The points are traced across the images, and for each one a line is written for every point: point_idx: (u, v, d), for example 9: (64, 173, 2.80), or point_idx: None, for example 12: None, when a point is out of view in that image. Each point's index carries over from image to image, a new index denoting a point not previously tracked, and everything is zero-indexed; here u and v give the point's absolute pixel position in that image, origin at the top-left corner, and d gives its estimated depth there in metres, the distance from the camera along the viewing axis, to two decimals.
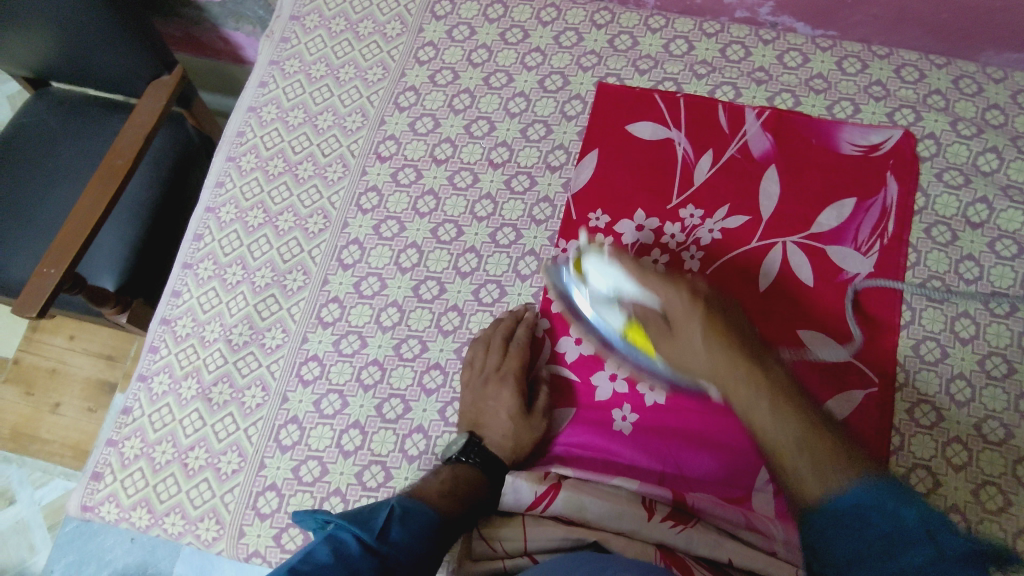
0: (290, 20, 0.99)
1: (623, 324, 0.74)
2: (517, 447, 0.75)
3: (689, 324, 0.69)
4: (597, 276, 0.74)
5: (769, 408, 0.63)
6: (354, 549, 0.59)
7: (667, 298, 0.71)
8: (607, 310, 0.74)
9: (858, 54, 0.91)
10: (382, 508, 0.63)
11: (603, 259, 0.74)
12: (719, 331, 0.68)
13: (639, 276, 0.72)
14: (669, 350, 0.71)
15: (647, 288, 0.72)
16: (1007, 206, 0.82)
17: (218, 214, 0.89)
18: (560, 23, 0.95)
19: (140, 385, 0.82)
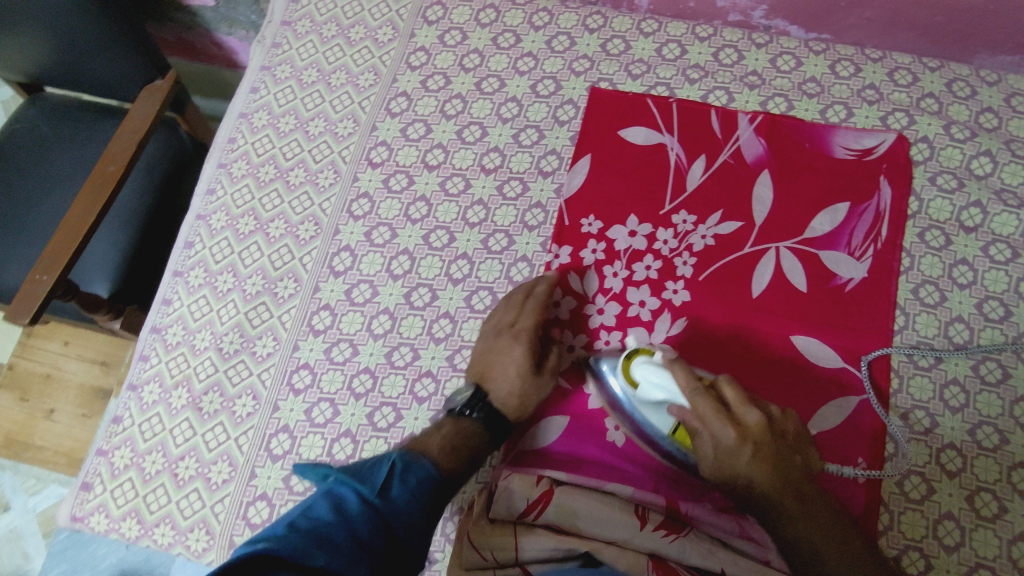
0: (281, 25, 0.98)
1: (671, 430, 0.69)
2: (521, 404, 0.74)
3: (741, 458, 0.65)
4: (647, 385, 0.68)
5: (816, 547, 0.63)
6: (355, 503, 0.61)
7: (719, 423, 0.66)
8: (655, 417, 0.69)
9: (851, 57, 0.91)
10: (384, 464, 0.65)
11: (655, 368, 0.68)
12: (771, 467, 0.65)
13: (692, 397, 0.66)
14: (717, 476, 0.68)
15: (701, 409, 0.66)
16: (1001, 210, 0.82)
17: (208, 222, 0.88)
18: (552, 28, 0.94)
19: (130, 395, 0.82)
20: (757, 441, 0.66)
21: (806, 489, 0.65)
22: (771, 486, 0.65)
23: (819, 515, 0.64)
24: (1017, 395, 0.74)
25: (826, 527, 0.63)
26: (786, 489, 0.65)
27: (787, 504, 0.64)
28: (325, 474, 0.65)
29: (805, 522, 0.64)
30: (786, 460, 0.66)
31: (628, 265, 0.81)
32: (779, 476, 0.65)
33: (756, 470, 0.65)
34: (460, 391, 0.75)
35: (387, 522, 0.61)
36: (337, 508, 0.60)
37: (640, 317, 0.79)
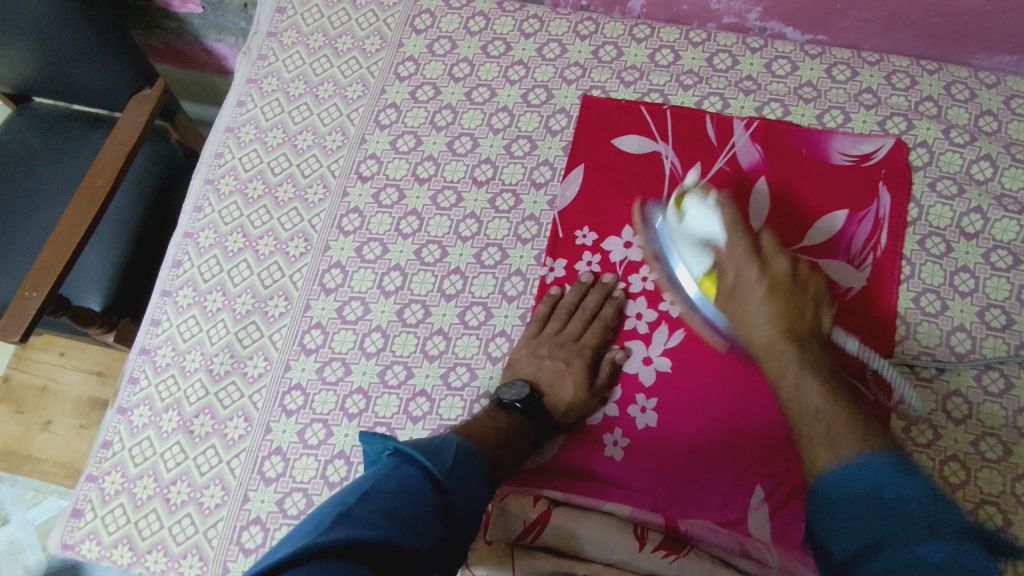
0: (267, 36, 0.97)
1: (701, 272, 0.73)
2: (569, 415, 0.74)
3: (756, 285, 0.69)
4: (693, 216, 0.74)
5: (793, 378, 0.64)
6: (422, 483, 0.56)
7: (745, 253, 0.71)
8: (690, 254, 0.74)
9: (847, 60, 0.89)
10: (447, 448, 0.61)
11: (704, 205, 0.74)
12: (782, 306, 0.68)
13: (730, 230, 0.72)
14: (728, 311, 0.71)
15: (734, 243, 0.72)
16: (1002, 216, 0.80)
17: (196, 240, 0.87)
18: (542, 35, 0.93)
19: (120, 419, 0.80)
20: (779, 279, 0.69)
21: (808, 336, 0.66)
22: (774, 322, 0.67)
23: (815, 355, 0.65)
24: (1021, 405, 0.73)
25: (816, 364, 0.64)
26: (790, 327, 0.67)
27: (781, 338, 0.66)
28: (390, 448, 0.59)
29: (792, 358, 0.65)
30: (802, 303, 0.68)
31: (625, 277, 0.80)
32: (785, 313, 0.67)
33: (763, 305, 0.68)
34: (512, 385, 0.74)
35: (451, 506, 0.57)
36: (403, 485, 0.55)
37: (637, 330, 0.78)
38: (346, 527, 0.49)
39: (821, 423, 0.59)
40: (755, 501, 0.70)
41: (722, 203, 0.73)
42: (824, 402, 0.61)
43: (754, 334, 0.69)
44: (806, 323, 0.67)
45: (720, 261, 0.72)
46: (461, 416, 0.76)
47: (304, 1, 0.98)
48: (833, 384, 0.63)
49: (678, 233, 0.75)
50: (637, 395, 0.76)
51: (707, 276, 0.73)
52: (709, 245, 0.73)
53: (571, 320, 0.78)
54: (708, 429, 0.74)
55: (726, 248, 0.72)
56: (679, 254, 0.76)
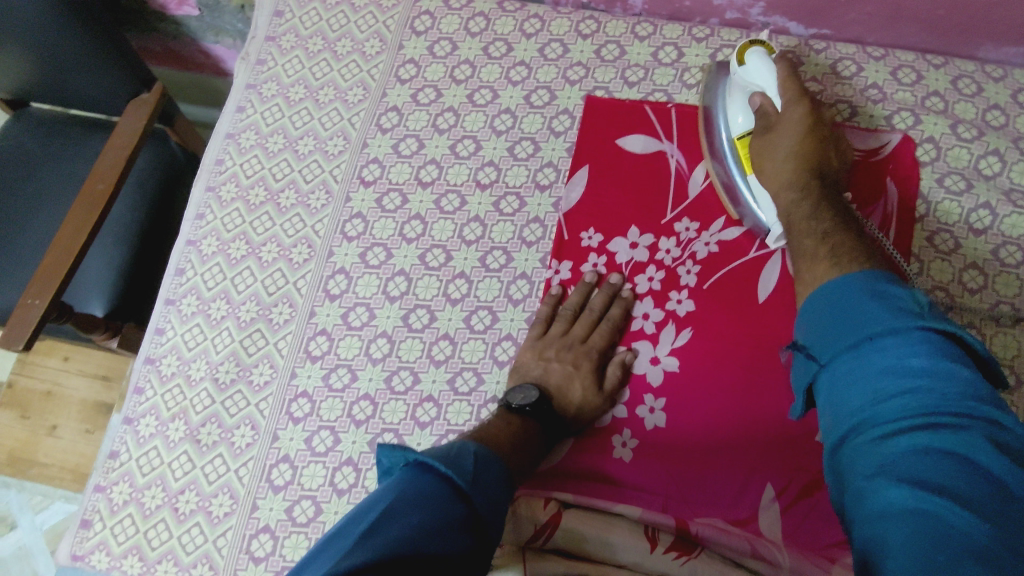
0: (266, 40, 0.96)
1: (741, 126, 0.78)
2: (579, 415, 0.74)
3: (791, 127, 0.74)
4: (753, 63, 0.78)
5: (808, 212, 0.70)
6: (445, 491, 0.56)
7: (795, 100, 0.75)
8: (737, 104, 0.79)
9: (853, 56, 0.88)
10: (467, 455, 0.60)
11: (767, 60, 0.78)
12: (810, 149, 0.73)
13: (786, 79, 0.76)
14: (755, 152, 0.76)
15: (785, 92, 0.76)
16: (1011, 211, 0.79)
17: (199, 247, 0.86)
18: (544, 35, 0.92)
19: (127, 429, 0.80)
20: (816, 126, 0.75)
21: (825, 184, 0.72)
22: (799, 162, 0.72)
23: (834, 197, 0.71)
24: None
25: (832, 202, 0.70)
26: (812, 168, 0.72)
27: (805, 177, 0.72)
28: (409, 460, 0.59)
29: (811, 194, 0.71)
30: (826, 154, 0.74)
31: (631, 277, 0.80)
32: (812, 157, 0.73)
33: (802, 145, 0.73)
34: (522, 388, 0.73)
35: (476, 512, 0.57)
36: (426, 495, 0.54)
37: (645, 330, 0.78)
38: (373, 545, 0.49)
39: (824, 245, 0.66)
40: (765, 501, 0.70)
41: (782, 60, 0.78)
42: (833, 228, 0.67)
43: (779, 170, 0.73)
44: (827, 169, 0.73)
45: (764, 108, 0.77)
46: (470, 421, 0.75)
47: (302, 4, 0.97)
48: (844, 219, 0.68)
49: (735, 81, 0.80)
50: (645, 396, 0.76)
51: (743, 133, 0.78)
52: (756, 95, 0.78)
53: (577, 321, 0.78)
54: (717, 428, 0.73)
55: (776, 97, 0.76)
56: (728, 102, 0.81)
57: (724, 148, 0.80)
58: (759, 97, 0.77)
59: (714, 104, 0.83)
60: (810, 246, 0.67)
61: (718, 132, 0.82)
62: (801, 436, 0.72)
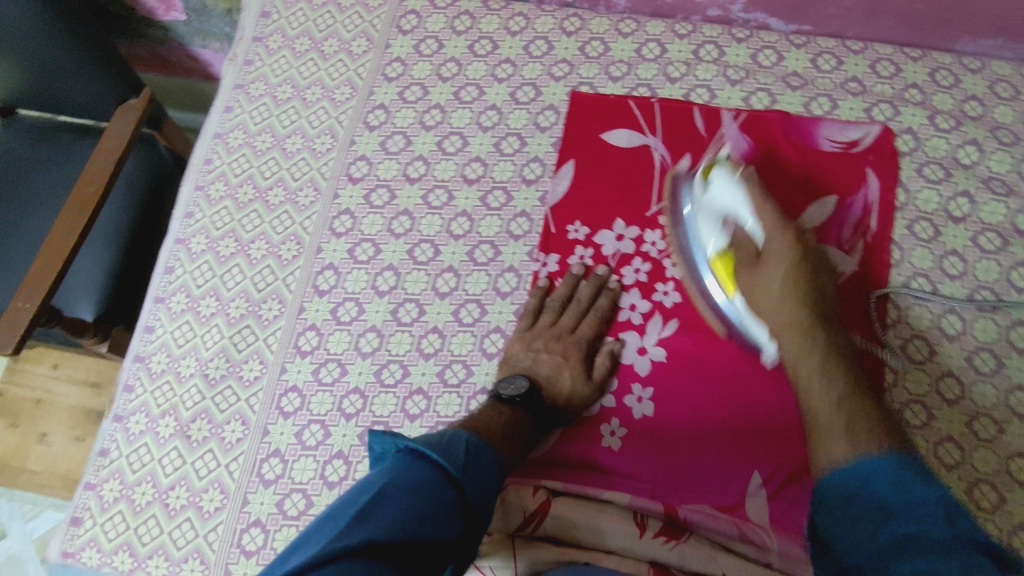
0: (253, 41, 0.97)
1: (714, 250, 0.76)
2: (570, 404, 0.75)
3: (779, 265, 0.73)
4: (721, 184, 0.76)
5: (815, 366, 0.66)
6: (436, 477, 0.56)
7: (776, 230, 0.74)
8: (709, 226, 0.77)
9: (832, 50, 0.89)
10: (458, 443, 0.60)
11: (733, 179, 0.75)
12: (801, 289, 0.71)
13: (759, 206, 0.74)
14: (746, 288, 0.74)
15: (761, 220, 0.75)
16: (989, 199, 0.81)
17: (188, 245, 0.87)
18: (528, 32, 0.93)
19: (117, 426, 0.80)
20: (802, 258, 0.73)
21: (826, 328, 0.69)
22: (794, 301, 0.71)
23: (834, 337, 0.69)
24: (1012, 384, 0.74)
25: (836, 357, 0.67)
26: (806, 307, 0.70)
27: (799, 325, 0.69)
28: (401, 446, 0.59)
29: (814, 337, 0.68)
30: (817, 290, 0.72)
31: (618, 269, 0.81)
32: (805, 292, 0.71)
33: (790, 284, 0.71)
34: (512, 379, 0.73)
35: (468, 498, 0.57)
36: (418, 481, 0.55)
37: (632, 321, 0.79)
38: (364, 529, 0.49)
39: (841, 414, 0.62)
40: (753, 488, 0.71)
41: (749, 178, 0.75)
42: (846, 393, 0.64)
43: (775, 307, 0.72)
44: (820, 306, 0.71)
45: (739, 236, 0.76)
46: (459, 413, 0.76)
47: (288, 6, 0.98)
48: (850, 375, 0.66)
49: (701, 203, 0.78)
50: (633, 385, 0.76)
51: (721, 254, 0.76)
52: (730, 217, 0.76)
53: (565, 312, 0.79)
54: (705, 416, 0.74)
55: (750, 222, 0.75)
56: (697, 226, 0.78)
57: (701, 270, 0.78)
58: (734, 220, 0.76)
59: (679, 229, 0.80)
60: (820, 414, 0.63)
61: (687, 241, 0.79)
62: (786, 423, 0.73)
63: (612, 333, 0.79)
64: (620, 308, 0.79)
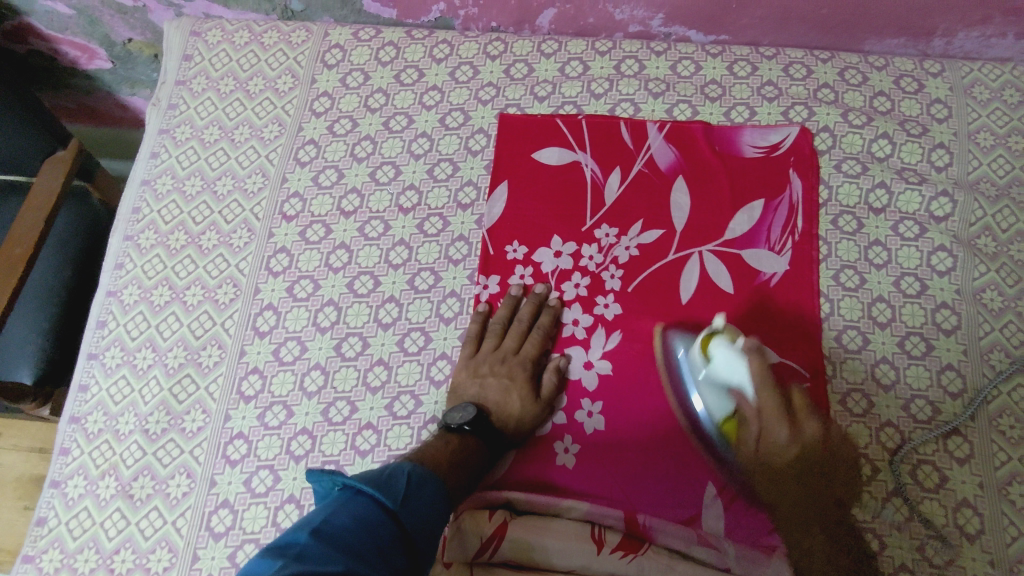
0: (176, 85, 0.96)
1: (721, 416, 0.71)
2: (520, 425, 0.75)
3: (781, 446, 0.67)
4: (721, 364, 0.69)
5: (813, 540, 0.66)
6: (373, 512, 0.57)
7: (774, 412, 0.67)
8: (714, 394, 0.71)
9: (747, 56, 0.93)
10: (399, 477, 0.62)
11: (734, 353, 0.68)
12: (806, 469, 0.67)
13: (762, 391, 0.67)
14: (749, 462, 0.70)
15: (763, 401, 0.67)
16: (905, 188, 0.84)
17: (120, 298, 0.84)
18: (453, 59, 0.94)
19: (54, 492, 0.77)
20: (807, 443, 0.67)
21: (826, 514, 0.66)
22: (795, 488, 0.67)
23: (831, 518, 0.66)
24: (942, 364, 0.77)
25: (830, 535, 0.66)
26: (807, 491, 0.67)
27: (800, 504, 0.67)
28: (340, 483, 0.59)
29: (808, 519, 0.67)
30: (823, 471, 0.68)
31: (558, 285, 0.81)
32: (806, 477, 0.67)
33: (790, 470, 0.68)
34: (458, 407, 0.73)
35: (407, 534, 0.58)
36: (357, 518, 0.55)
37: (575, 336, 0.79)
38: (300, 565, 0.48)
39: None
40: (707, 495, 0.72)
41: (751, 355, 0.67)
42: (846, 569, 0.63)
43: (776, 489, 0.69)
44: (825, 488, 0.67)
45: (743, 411, 0.69)
46: (410, 444, 0.75)
47: (210, 47, 0.97)
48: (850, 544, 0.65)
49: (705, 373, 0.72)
50: (582, 400, 0.77)
51: (728, 420, 0.71)
52: (734, 393, 0.69)
53: (507, 334, 0.79)
54: (655, 428, 0.75)
55: (753, 401, 0.68)
56: (699, 387, 0.73)
57: (706, 427, 0.73)
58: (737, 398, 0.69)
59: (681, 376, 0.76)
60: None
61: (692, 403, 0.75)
62: None
63: (557, 350, 0.79)
64: (562, 325, 0.80)
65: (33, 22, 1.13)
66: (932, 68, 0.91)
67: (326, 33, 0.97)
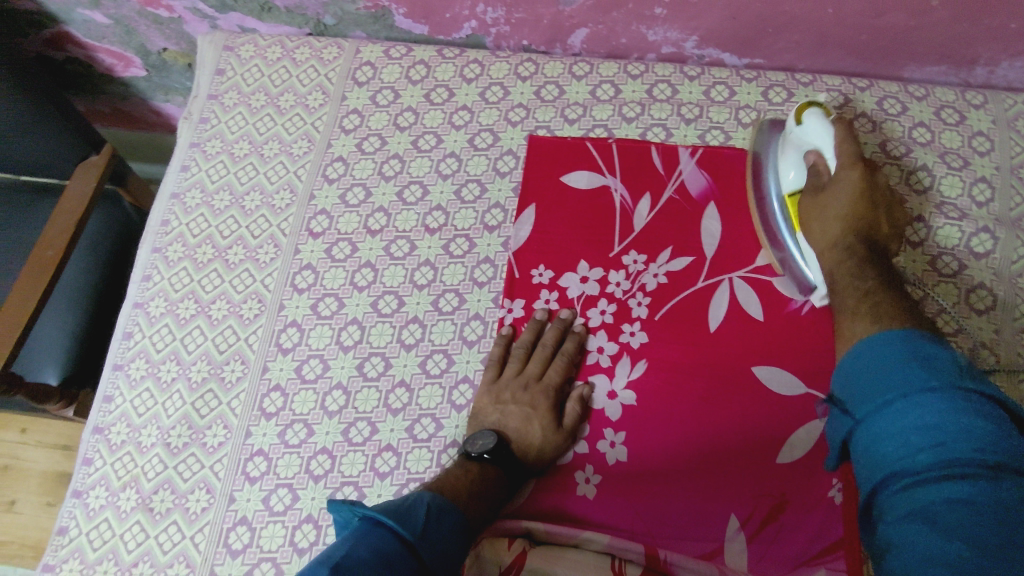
0: (208, 99, 0.96)
1: (792, 184, 0.78)
2: (541, 456, 0.73)
3: (845, 186, 0.72)
4: (810, 124, 0.76)
5: (853, 265, 0.69)
6: (392, 544, 0.57)
7: (849, 160, 0.73)
8: (792, 158, 0.78)
9: (783, 82, 0.91)
10: (419, 508, 0.62)
11: (825, 121, 0.76)
12: (860, 216, 0.71)
13: (842, 143, 0.74)
14: (809, 206, 0.75)
15: (840, 154, 0.74)
16: (944, 223, 0.82)
17: (146, 309, 0.85)
18: (484, 79, 0.94)
19: (75, 502, 0.77)
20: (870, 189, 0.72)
21: (874, 255, 0.69)
22: (850, 225, 0.71)
23: (883, 259, 0.69)
24: None
25: (879, 266, 0.68)
26: (862, 229, 0.71)
27: (846, 241, 0.71)
28: (360, 513, 0.60)
29: (859, 253, 0.69)
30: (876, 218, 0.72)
31: (583, 311, 0.80)
32: (859, 222, 0.71)
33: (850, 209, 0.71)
34: (480, 434, 0.72)
35: (426, 568, 0.58)
36: (376, 551, 0.55)
37: (599, 364, 0.78)
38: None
39: (867, 302, 0.64)
40: (730, 531, 0.70)
41: (840, 122, 0.76)
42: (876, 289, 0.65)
43: (827, 229, 0.73)
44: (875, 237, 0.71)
45: (817, 167, 0.76)
46: (430, 469, 0.75)
47: (242, 62, 0.97)
48: (889, 279, 0.67)
49: (792, 139, 0.79)
50: (605, 429, 0.76)
51: (793, 193, 0.78)
52: (810, 153, 0.76)
53: (531, 359, 0.78)
54: (679, 458, 0.74)
55: (831, 159, 0.75)
56: (780, 159, 0.80)
57: (775, 203, 0.80)
58: (812, 156, 0.76)
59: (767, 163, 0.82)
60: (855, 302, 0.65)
61: (768, 188, 0.81)
62: (759, 456, 0.73)
63: (582, 379, 0.78)
64: (587, 352, 0.79)
65: (71, 30, 1.15)
66: (974, 99, 0.88)
67: (358, 50, 0.97)
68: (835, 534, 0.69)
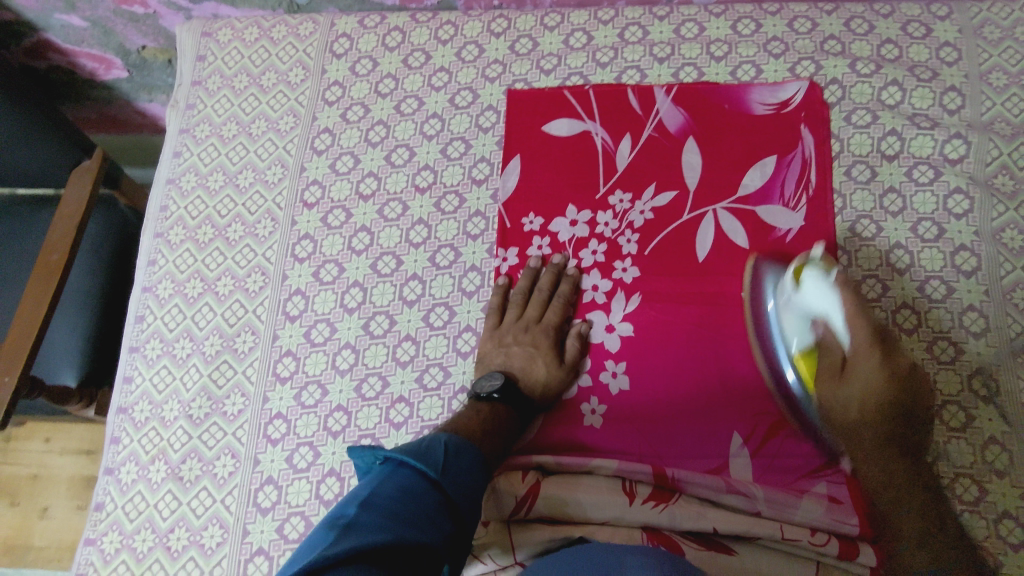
0: (192, 85, 0.99)
1: (798, 350, 0.73)
2: (546, 391, 0.77)
3: (865, 380, 0.67)
4: (811, 295, 0.71)
5: (894, 484, 0.67)
6: (416, 482, 0.60)
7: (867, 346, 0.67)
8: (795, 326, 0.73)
9: (750, 14, 0.92)
10: (438, 447, 0.65)
11: (827, 284, 0.70)
12: (884, 411, 0.67)
13: (853, 318, 0.67)
14: (826, 402, 0.70)
15: (854, 334, 0.68)
16: (916, 134, 0.84)
17: (156, 292, 0.88)
18: (458, 39, 0.95)
19: (108, 479, 0.81)
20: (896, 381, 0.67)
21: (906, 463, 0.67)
22: (875, 425, 0.68)
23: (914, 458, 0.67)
24: (963, 306, 0.77)
25: (911, 473, 0.67)
26: (886, 425, 0.67)
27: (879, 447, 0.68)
28: (381, 457, 0.63)
29: (896, 474, 0.67)
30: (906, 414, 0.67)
31: (575, 253, 0.83)
32: (883, 409, 0.67)
33: (868, 404, 0.68)
34: (487, 376, 0.75)
35: (451, 500, 0.61)
36: (401, 488, 0.59)
37: (595, 302, 0.81)
38: (353, 535, 0.52)
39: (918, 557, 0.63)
40: (733, 448, 0.74)
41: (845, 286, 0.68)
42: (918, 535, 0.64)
43: (852, 421, 0.69)
44: (900, 431, 0.67)
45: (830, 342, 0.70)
46: (442, 414, 0.78)
47: (221, 46, 1.00)
48: (927, 499, 0.65)
49: (790, 301, 0.73)
50: (606, 362, 0.79)
51: (803, 354, 0.73)
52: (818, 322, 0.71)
53: (528, 303, 0.81)
54: (681, 384, 0.76)
55: (843, 335, 0.69)
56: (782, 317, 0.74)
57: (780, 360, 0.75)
58: (822, 327, 0.71)
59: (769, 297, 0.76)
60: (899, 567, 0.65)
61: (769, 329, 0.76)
62: (755, 377, 0.76)
63: (580, 317, 0.81)
64: (583, 292, 0.82)
65: (50, 36, 1.17)
66: (939, 12, 0.90)
67: (333, 23, 0.99)
68: (833, 447, 0.73)
